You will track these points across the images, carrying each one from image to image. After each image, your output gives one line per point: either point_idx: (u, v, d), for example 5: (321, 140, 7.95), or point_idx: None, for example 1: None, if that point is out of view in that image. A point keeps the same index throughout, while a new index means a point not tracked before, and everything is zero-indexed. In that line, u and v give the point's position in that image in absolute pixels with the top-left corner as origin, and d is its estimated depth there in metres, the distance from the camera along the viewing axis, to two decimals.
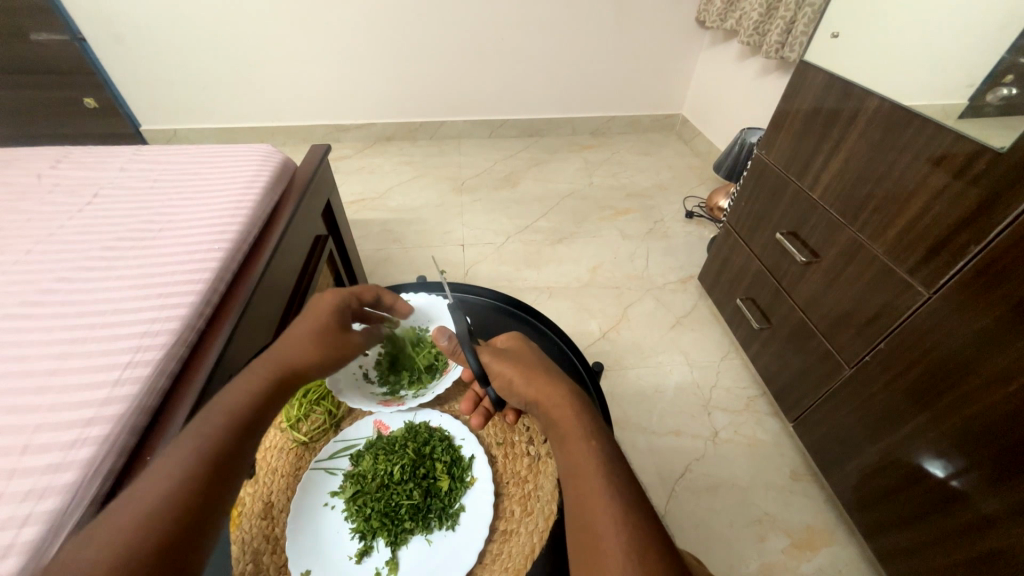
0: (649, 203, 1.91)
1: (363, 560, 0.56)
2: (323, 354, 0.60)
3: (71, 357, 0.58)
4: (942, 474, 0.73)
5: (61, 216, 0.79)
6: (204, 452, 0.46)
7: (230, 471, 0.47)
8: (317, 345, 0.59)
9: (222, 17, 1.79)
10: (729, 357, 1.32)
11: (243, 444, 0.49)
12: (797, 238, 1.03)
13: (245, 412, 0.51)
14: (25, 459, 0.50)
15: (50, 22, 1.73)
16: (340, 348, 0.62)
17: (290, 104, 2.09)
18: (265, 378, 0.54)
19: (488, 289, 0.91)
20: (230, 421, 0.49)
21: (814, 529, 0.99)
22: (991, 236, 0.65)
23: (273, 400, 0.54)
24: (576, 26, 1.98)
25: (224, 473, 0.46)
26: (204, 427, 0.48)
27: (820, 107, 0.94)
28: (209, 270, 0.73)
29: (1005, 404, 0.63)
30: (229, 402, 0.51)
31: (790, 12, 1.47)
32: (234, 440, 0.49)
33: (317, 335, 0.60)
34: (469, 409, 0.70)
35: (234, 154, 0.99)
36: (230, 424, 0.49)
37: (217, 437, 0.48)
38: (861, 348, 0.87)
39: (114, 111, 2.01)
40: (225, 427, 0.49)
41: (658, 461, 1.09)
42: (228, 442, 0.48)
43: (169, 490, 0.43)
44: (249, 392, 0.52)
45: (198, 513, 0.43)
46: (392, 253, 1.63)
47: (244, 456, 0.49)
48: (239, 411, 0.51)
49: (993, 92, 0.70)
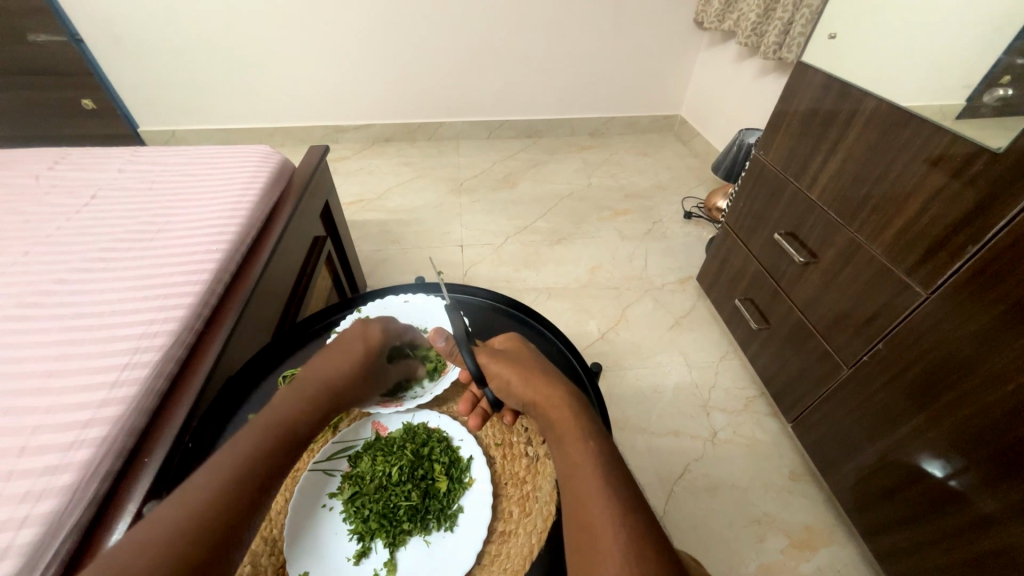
0: (648, 203, 1.92)
1: (362, 561, 0.56)
2: (362, 380, 0.61)
3: (70, 358, 0.58)
4: (941, 475, 0.73)
5: (58, 217, 0.79)
6: (247, 465, 0.46)
7: (266, 486, 0.47)
8: (359, 372, 0.60)
9: (220, 18, 1.79)
10: (728, 357, 1.32)
11: (284, 462, 0.50)
12: (795, 239, 1.03)
13: (288, 429, 0.51)
14: (23, 461, 0.49)
15: (47, 23, 1.73)
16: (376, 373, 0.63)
17: (288, 105, 2.09)
18: (308, 398, 0.55)
19: (486, 289, 0.91)
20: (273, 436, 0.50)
21: (814, 529, 0.99)
22: (988, 237, 0.65)
23: (316, 420, 0.55)
24: (575, 27, 1.98)
25: (264, 488, 0.47)
26: (246, 441, 0.48)
27: (818, 108, 0.94)
28: (207, 271, 0.73)
29: (1003, 404, 0.64)
30: (274, 418, 0.52)
31: (787, 13, 1.47)
32: (273, 455, 0.49)
33: (359, 361, 0.61)
34: (466, 410, 0.70)
35: (232, 155, 0.99)
36: (273, 439, 0.50)
37: (262, 452, 0.48)
38: (859, 348, 0.88)
39: (112, 112, 2.01)
40: (261, 440, 0.49)
41: (657, 462, 1.09)
42: (271, 459, 0.48)
43: (208, 501, 0.43)
44: (291, 411, 0.53)
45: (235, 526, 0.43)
46: (391, 254, 1.63)
47: (282, 473, 0.50)
48: (279, 429, 0.51)
49: (990, 93, 0.70)
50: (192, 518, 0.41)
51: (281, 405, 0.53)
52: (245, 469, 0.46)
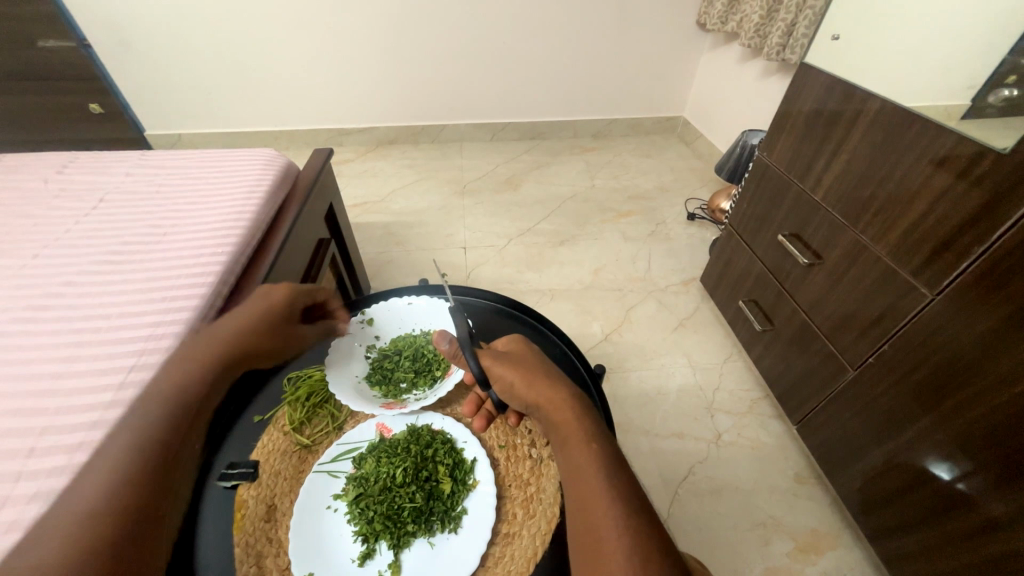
0: (651, 205, 1.92)
1: (366, 563, 0.56)
2: (261, 332, 0.65)
3: (77, 361, 0.59)
4: (948, 478, 0.73)
5: (67, 220, 0.80)
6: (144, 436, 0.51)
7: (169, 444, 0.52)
8: (267, 332, 0.66)
9: (224, 23, 1.81)
10: (732, 359, 1.31)
11: (183, 420, 0.55)
12: (800, 240, 1.03)
13: (183, 395, 0.56)
14: (30, 463, 0.50)
15: (57, 28, 1.75)
16: (282, 331, 0.69)
17: (293, 109, 2.11)
18: (193, 364, 0.59)
19: (490, 291, 0.92)
20: (158, 412, 0.54)
21: (820, 532, 0.98)
22: (994, 238, 0.65)
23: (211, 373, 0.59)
24: (578, 27, 1.98)
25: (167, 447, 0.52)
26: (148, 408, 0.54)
27: (822, 108, 0.94)
28: (213, 273, 0.73)
29: (1011, 406, 0.63)
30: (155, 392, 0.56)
31: (791, 14, 1.47)
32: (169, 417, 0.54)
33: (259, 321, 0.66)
34: (469, 412, 0.68)
35: (238, 158, 1.00)
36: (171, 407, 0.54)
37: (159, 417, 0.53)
38: (865, 349, 0.87)
39: (120, 116, 2.03)
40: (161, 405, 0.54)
41: (662, 464, 1.09)
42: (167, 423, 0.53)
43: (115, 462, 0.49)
44: (186, 375, 0.58)
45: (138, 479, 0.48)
46: (395, 256, 1.63)
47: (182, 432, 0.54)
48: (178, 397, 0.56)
49: (995, 93, 0.70)
50: (102, 492, 0.46)
51: (177, 369, 0.58)
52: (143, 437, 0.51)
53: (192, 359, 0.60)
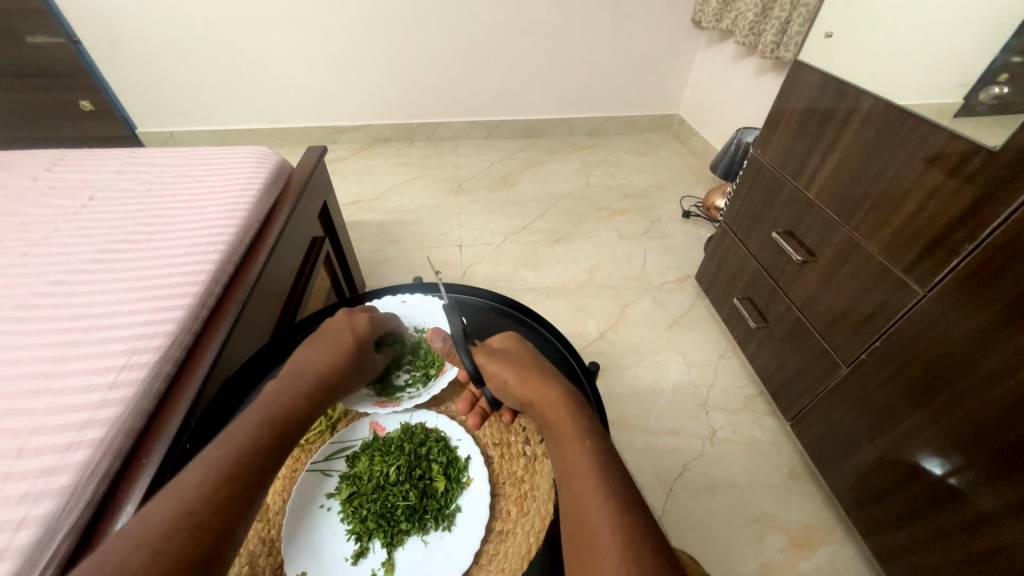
0: (647, 203, 1.92)
1: (359, 561, 0.56)
2: (350, 368, 0.62)
3: (67, 360, 0.58)
4: (940, 473, 0.73)
5: (57, 218, 0.79)
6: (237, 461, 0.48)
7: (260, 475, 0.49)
8: (352, 362, 0.63)
9: (216, 20, 1.79)
10: (727, 356, 1.32)
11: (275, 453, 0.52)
12: (793, 238, 1.03)
13: (283, 424, 0.53)
14: (20, 463, 0.50)
15: (46, 24, 1.73)
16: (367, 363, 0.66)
17: (287, 107, 2.10)
18: (288, 396, 0.56)
19: (485, 289, 0.91)
20: (256, 439, 0.51)
21: (813, 528, 0.99)
22: (985, 235, 0.65)
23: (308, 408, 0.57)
24: (573, 24, 1.98)
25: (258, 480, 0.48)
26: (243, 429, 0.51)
27: (815, 106, 0.94)
28: (205, 272, 0.73)
29: (1002, 400, 0.64)
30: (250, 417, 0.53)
31: (785, 12, 1.47)
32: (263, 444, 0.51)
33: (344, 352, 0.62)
34: (464, 410, 0.70)
35: (230, 155, 0.99)
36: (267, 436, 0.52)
37: (254, 446, 0.50)
38: (858, 346, 0.87)
39: (111, 113, 2.01)
40: (261, 431, 0.52)
41: (658, 461, 1.09)
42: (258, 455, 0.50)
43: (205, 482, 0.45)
44: (281, 405, 0.55)
45: (228, 513, 0.45)
46: (389, 255, 1.63)
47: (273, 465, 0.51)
48: (271, 423, 0.53)
49: (986, 91, 0.70)
50: (182, 521, 0.42)
51: (274, 399, 0.56)
52: (234, 464, 0.48)
53: (285, 391, 0.57)
